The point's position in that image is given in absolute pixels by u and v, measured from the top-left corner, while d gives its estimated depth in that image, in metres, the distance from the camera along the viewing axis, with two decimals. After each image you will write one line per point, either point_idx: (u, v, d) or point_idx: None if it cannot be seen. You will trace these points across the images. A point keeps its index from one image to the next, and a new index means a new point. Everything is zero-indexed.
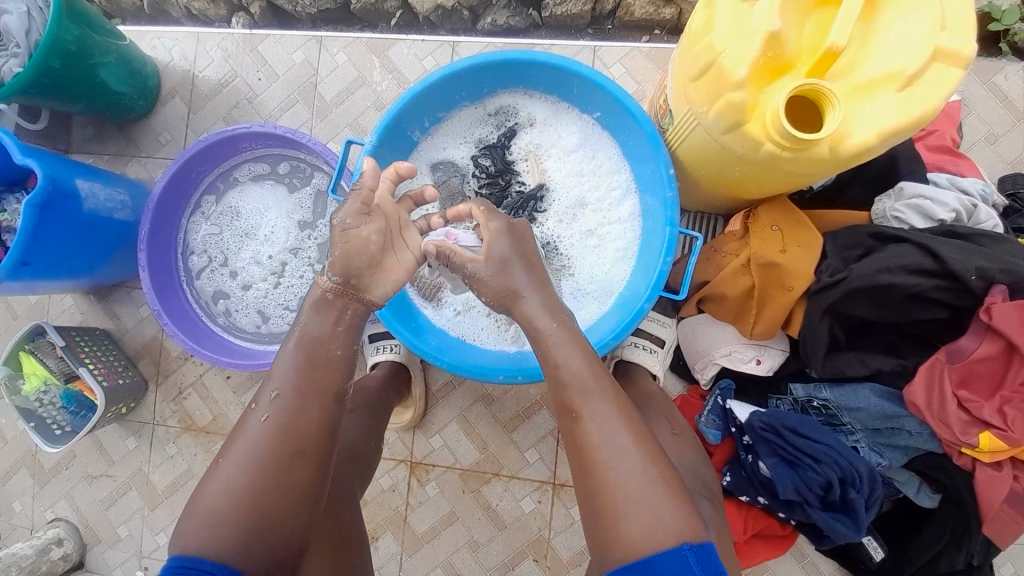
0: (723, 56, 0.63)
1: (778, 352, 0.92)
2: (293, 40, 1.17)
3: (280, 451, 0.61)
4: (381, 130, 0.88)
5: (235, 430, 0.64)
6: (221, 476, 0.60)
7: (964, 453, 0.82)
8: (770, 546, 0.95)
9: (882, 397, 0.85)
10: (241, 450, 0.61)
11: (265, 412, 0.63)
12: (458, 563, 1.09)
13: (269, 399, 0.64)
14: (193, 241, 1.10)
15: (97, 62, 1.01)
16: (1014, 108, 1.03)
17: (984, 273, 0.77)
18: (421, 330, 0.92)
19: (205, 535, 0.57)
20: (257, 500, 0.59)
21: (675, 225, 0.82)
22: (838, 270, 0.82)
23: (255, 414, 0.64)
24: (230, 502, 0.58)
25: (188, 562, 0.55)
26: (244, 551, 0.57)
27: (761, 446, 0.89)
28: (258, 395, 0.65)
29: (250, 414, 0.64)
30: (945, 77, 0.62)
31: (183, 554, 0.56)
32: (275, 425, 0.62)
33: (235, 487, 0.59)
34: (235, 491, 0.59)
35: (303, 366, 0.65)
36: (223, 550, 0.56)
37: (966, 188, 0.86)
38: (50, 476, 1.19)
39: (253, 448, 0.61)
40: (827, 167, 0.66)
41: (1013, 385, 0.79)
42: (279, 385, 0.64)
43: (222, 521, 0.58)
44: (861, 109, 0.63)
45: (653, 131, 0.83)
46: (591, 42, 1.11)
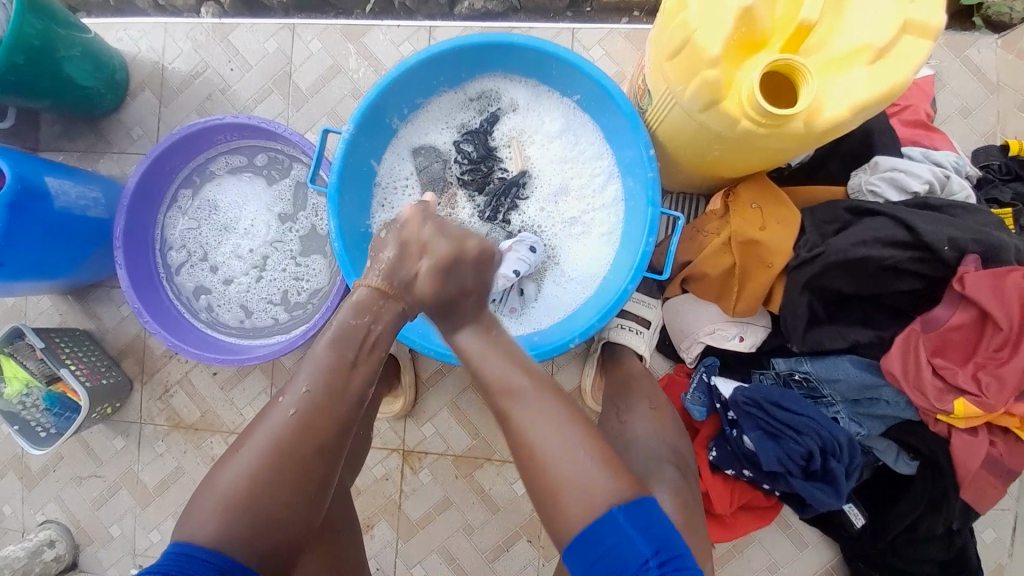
0: (697, 34, 0.63)
1: (761, 328, 0.93)
2: (266, 29, 1.14)
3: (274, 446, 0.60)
4: (359, 118, 0.86)
5: (259, 417, 0.63)
6: (235, 468, 0.59)
7: (940, 419, 0.84)
8: (754, 517, 0.98)
9: (860, 368, 0.87)
10: (257, 441, 0.60)
11: (290, 406, 0.61)
12: (454, 547, 1.11)
13: (297, 394, 0.62)
14: (172, 237, 1.08)
15: (63, 56, 0.98)
16: (988, 80, 1.04)
17: (957, 243, 0.79)
18: None
19: (212, 527, 0.57)
20: (263, 494, 0.58)
21: (656, 206, 0.83)
22: (816, 245, 0.83)
23: (281, 405, 0.62)
24: (242, 495, 0.58)
25: (189, 550, 0.55)
26: (250, 540, 0.57)
27: (745, 420, 0.90)
28: (285, 389, 0.63)
29: (276, 405, 0.62)
30: (916, 49, 0.62)
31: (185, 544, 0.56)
32: (300, 418, 0.61)
33: (250, 478, 0.58)
34: (250, 482, 0.58)
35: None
36: (229, 541, 0.56)
37: (940, 160, 0.88)
38: (37, 479, 1.18)
39: (270, 439, 0.60)
40: (803, 142, 0.67)
41: (987, 352, 0.81)
42: (308, 380, 0.63)
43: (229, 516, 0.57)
44: (834, 83, 0.63)
45: (633, 112, 0.83)
46: (569, 24, 1.10)
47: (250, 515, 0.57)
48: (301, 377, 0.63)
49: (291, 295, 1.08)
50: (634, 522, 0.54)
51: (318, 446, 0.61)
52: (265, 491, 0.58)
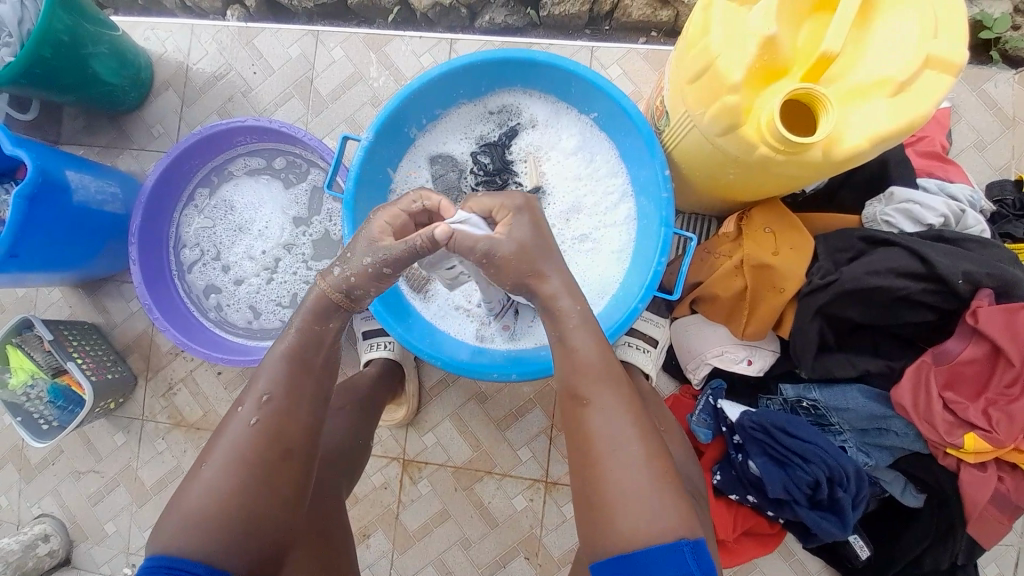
0: (719, 60, 0.64)
1: (769, 353, 0.93)
2: (290, 35, 1.16)
3: (269, 452, 0.61)
4: (378, 126, 0.88)
5: (218, 431, 0.64)
6: (213, 473, 0.60)
7: (949, 453, 0.84)
8: (756, 543, 0.96)
9: (869, 398, 0.87)
10: (222, 453, 0.61)
11: (253, 415, 0.63)
12: (450, 560, 1.10)
13: (268, 399, 0.64)
14: (186, 234, 1.09)
15: (89, 53, 1.00)
16: (1003, 115, 1.05)
17: (971, 277, 0.78)
18: (404, 317, 0.93)
19: (195, 536, 0.56)
20: (242, 498, 0.59)
21: (670, 225, 0.83)
22: (829, 272, 0.83)
23: (242, 414, 0.63)
24: (218, 503, 0.58)
25: (169, 562, 0.55)
26: (231, 549, 0.57)
27: (751, 445, 0.90)
28: (243, 397, 0.65)
29: (236, 415, 0.64)
30: (935, 83, 0.63)
31: (165, 554, 0.55)
32: (263, 427, 0.62)
33: (221, 488, 0.59)
34: (225, 490, 0.59)
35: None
36: (209, 549, 0.56)
37: (954, 193, 0.88)
38: (36, 471, 1.18)
39: (235, 448, 0.61)
40: (820, 170, 0.67)
41: (999, 388, 0.80)
42: (268, 388, 0.65)
43: (219, 519, 0.57)
44: (854, 113, 0.64)
45: (650, 132, 0.84)
46: (588, 42, 1.12)
47: (231, 521, 0.58)
48: (261, 381, 0.65)
49: (300, 298, 1.08)
50: (699, 563, 0.56)
51: (284, 449, 0.63)
52: (243, 496, 0.59)
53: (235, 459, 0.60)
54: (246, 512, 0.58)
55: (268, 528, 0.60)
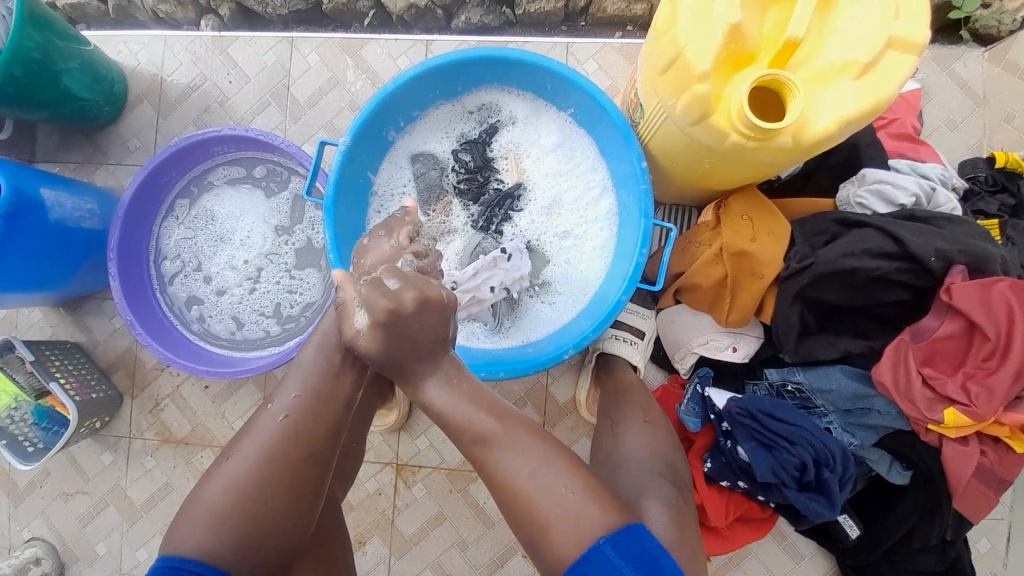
0: (687, 50, 0.65)
1: (753, 339, 0.94)
2: (264, 42, 1.16)
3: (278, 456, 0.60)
4: (356, 130, 0.87)
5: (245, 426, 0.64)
6: (229, 471, 0.59)
7: (931, 429, 0.85)
8: (750, 528, 0.97)
9: (852, 377, 0.88)
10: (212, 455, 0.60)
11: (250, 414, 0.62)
12: (448, 563, 1.09)
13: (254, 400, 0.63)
14: (167, 246, 1.08)
15: (61, 69, 0.99)
16: (971, 96, 1.07)
17: (943, 255, 0.80)
18: None
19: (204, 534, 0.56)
20: (252, 500, 0.58)
21: (648, 217, 0.84)
22: (806, 256, 0.85)
23: (270, 411, 0.64)
24: (231, 501, 0.58)
25: (179, 564, 0.54)
26: (238, 552, 0.56)
27: (738, 431, 0.91)
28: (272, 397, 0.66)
29: (265, 411, 0.64)
30: (898, 65, 0.64)
31: (173, 556, 0.55)
32: (289, 423, 0.62)
33: (236, 484, 0.59)
34: (243, 487, 0.58)
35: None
36: (215, 549, 0.56)
37: (926, 173, 0.90)
38: (23, 495, 1.16)
39: (267, 448, 0.61)
40: (791, 155, 0.68)
41: (976, 361, 0.82)
42: (298, 386, 0.66)
43: (229, 519, 0.57)
44: (821, 97, 0.65)
45: (626, 125, 0.85)
46: (564, 39, 1.12)
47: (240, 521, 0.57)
48: (299, 391, 0.64)
49: (284, 308, 1.07)
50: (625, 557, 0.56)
51: (306, 453, 0.62)
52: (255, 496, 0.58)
53: (251, 462, 0.60)
54: (251, 516, 0.58)
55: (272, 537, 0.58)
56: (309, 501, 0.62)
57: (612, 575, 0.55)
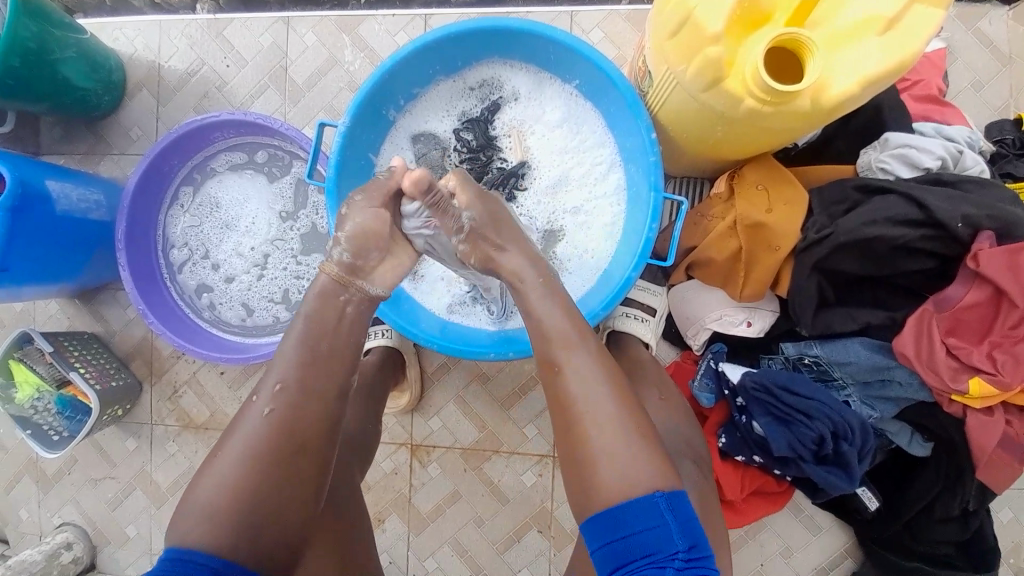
0: (698, 11, 0.61)
1: (768, 313, 0.92)
2: (259, 23, 1.13)
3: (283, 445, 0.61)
4: (355, 111, 0.85)
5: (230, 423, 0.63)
6: (226, 466, 0.60)
7: (955, 400, 0.83)
8: (766, 502, 0.97)
9: (872, 349, 0.85)
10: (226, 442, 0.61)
11: (261, 404, 0.62)
12: (465, 539, 1.11)
13: (264, 388, 0.63)
14: (174, 235, 1.08)
15: (57, 59, 0.97)
16: (1001, 51, 1.01)
17: (970, 220, 0.77)
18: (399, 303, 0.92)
19: (208, 528, 0.57)
20: (254, 491, 0.58)
21: (659, 191, 0.81)
22: (824, 226, 0.81)
23: (256, 406, 0.62)
24: (230, 498, 0.58)
25: (184, 555, 0.56)
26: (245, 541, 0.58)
27: (754, 406, 0.89)
28: (258, 387, 0.64)
29: (252, 405, 0.63)
30: (927, 18, 0.60)
31: (180, 547, 0.56)
32: (276, 417, 0.61)
33: (232, 482, 0.59)
34: (242, 486, 0.58)
35: (288, 353, 0.65)
36: (221, 543, 0.57)
37: (952, 134, 0.85)
38: (53, 481, 1.20)
39: (279, 434, 0.61)
40: (808, 120, 0.65)
41: (1003, 330, 0.79)
42: (282, 376, 0.63)
43: (234, 511, 0.58)
44: (842, 57, 0.61)
45: (633, 95, 0.81)
46: (568, 7, 1.08)
47: (244, 514, 0.58)
48: (309, 376, 0.64)
49: (292, 294, 1.07)
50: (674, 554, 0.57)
51: (299, 442, 0.61)
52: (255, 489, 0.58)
53: (245, 453, 0.60)
54: (257, 507, 0.58)
55: (283, 523, 0.60)
56: (313, 484, 0.62)
57: (659, 524, 0.57)
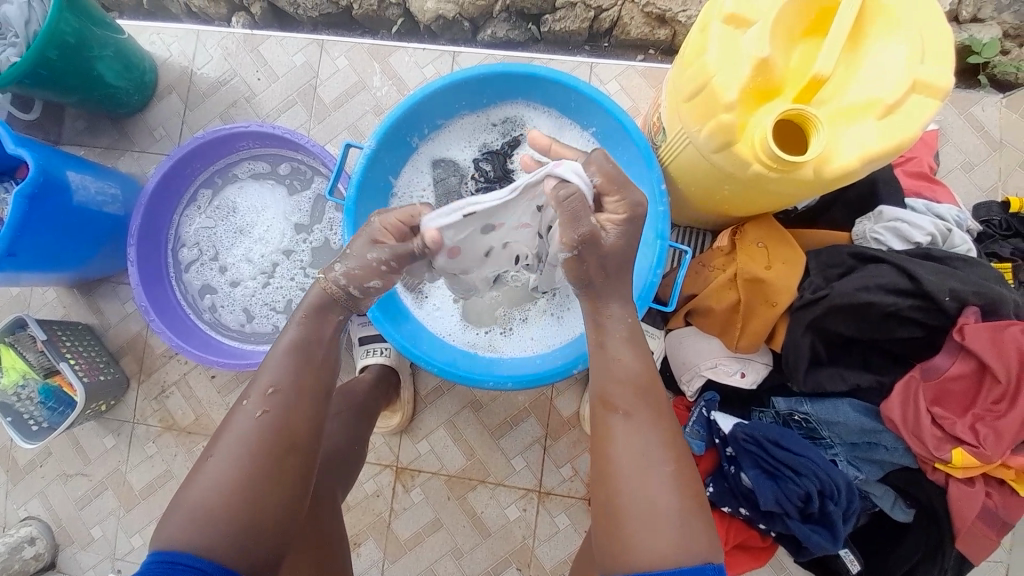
0: (715, 79, 0.66)
1: (761, 366, 0.94)
2: (294, 43, 1.18)
3: (282, 455, 0.61)
4: (381, 135, 0.89)
5: (223, 426, 0.64)
6: (217, 467, 0.60)
7: (938, 468, 0.85)
8: (750, 556, 0.97)
9: (859, 411, 0.88)
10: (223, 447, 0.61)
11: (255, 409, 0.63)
12: (441, 570, 1.09)
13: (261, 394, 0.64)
14: (185, 234, 1.10)
15: (95, 56, 1.02)
16: (989, 137, 1.08)
17: (957, 295, 0.81)
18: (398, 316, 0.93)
19: (193, 531, 0.56)
20: (247, 491, 0.59)
21: (664, 239, 0.84)
22: (821, 287, 0.85)
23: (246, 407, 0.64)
24: (218, 499, 0.58)
25: (171, 558, 0.55)
26: (242, 546, 0.57)
27: (744, 458, 0.91)
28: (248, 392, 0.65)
29: (242, 409, 0.64)
30: (923, 106, 0.65)
31: (167, 550, 0.55)
32: (271, 418, 0.63)
33: (216, 487, 0.59)
34: (234, 489, 0.59)
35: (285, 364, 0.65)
36: (213, 547, 0.56)
37: (942, 213, 0.91)
38: (23, 473, 1.16)
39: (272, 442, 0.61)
40: (812, 188, 0.69)
41: (986, 404, 0.82)
42: (273, 381, 0.65)
43: (229, 511, 0.58)
44: (844, 134, 0.66)
45: (648, 148, 0.85)
46: (588, 58, 1.14)
47: (237, 513, 0.58)
48: None
49: (295, 305, 1.08)
50: None
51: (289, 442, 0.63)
52: (248, 491, 0.59)
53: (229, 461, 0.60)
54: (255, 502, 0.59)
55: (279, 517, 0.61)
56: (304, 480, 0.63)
57: None
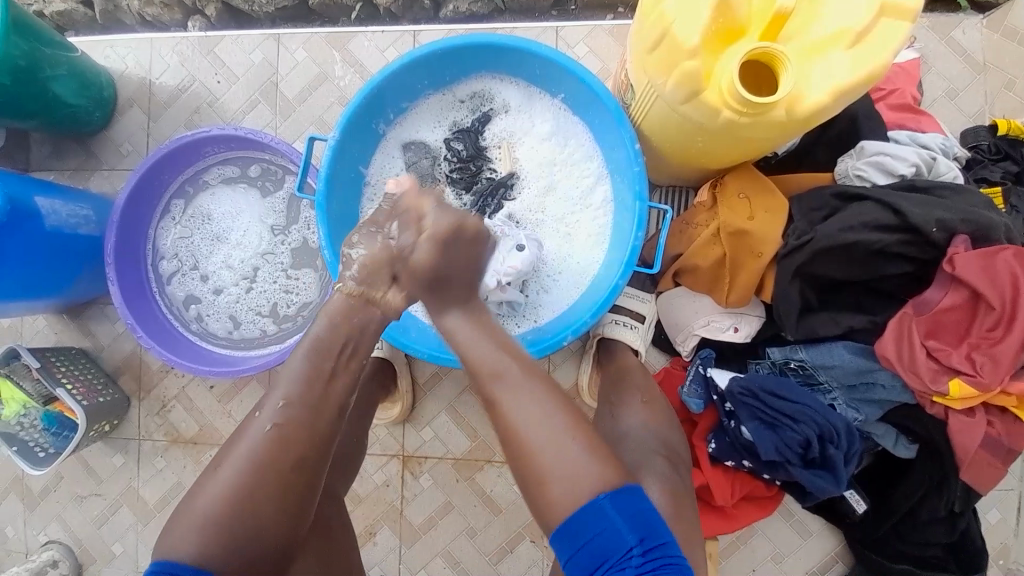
0: (675, 26, 0.63)
1: (754, 318, 0.93)
2: (250, 40, 1.14)
3: (271, 459, 0.61)
4: (344, 124, 0.86)
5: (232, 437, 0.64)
6: (227, 472, 0.60)
7: (937, 401, 0.84)
8: (755, 506, 0.98)
9: (855, 353, 0.87)
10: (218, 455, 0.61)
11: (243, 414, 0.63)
12: (458, 551, 1.10)
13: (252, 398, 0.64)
14: (164, 246, 1.08)
15: (48, 76, 0.98)
16: (973, 61, 1.05)
17: (945, 225, 0.79)
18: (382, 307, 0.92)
19: (193, 538, 0.57)
20: (241, 504, 0.59)
21: (643, 200, 0.82)
22: (805, 232, 0.83)
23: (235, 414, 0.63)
24: (223, 503, 0.58)
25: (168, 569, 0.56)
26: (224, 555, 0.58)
27: (742, 411, 0.90)
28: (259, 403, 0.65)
29: (253, 421, 0.63)
30: (893, 31, 0.63)
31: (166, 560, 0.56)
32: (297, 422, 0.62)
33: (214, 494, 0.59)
34: (241, 501, 0.59)
35: None
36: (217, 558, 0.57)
37: (926, 142, 0.88)
38: (39, 499, 1.18)
39: (263, 449, 0.61)
40: (785, 129, 0.67)
41: (981, 332, 0.81)
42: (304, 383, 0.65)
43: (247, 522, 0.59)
44: (814, 69, 0.64)
45: (617, 107, 0.83)
46: (553, 23, 1.11)
47: (233, 524, 0.58)
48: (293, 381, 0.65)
49: (281, 307, 1.08)
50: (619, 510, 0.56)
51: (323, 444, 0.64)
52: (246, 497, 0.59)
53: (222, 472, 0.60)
54: (248, 517, 0.59)
55: (279, 530, 0.61)
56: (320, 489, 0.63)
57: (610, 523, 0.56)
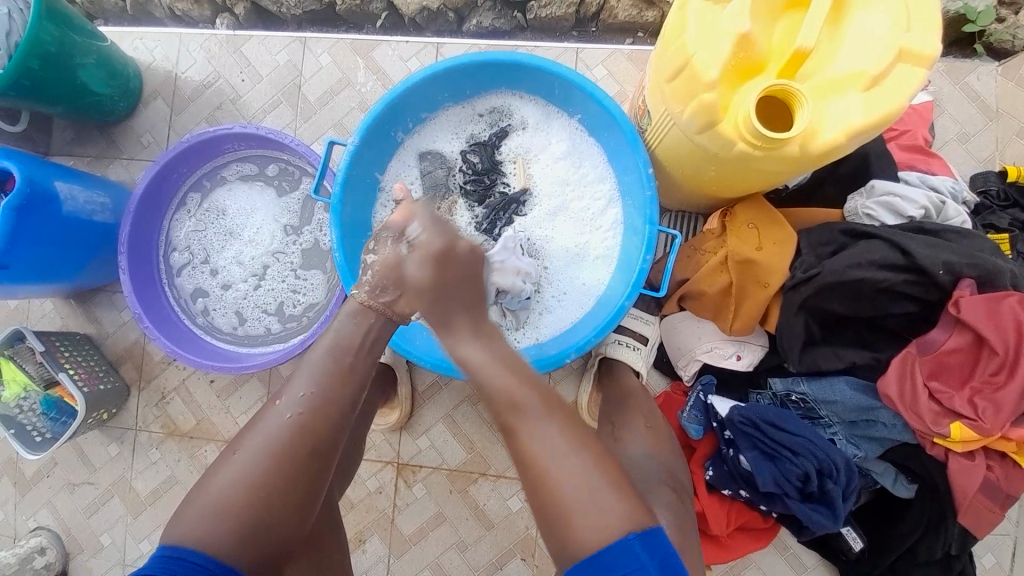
0: (695, 58, 0.65)
1: (757, 348, 0.93)
2: (277, 42, 1.17)
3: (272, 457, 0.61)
4: (364, 131, 0.88)
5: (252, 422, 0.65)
6: (234, 465, 0.60)
7: (937, 443, 0.84)
8: (751, 538, 0.97)
9: (857, 389, 0.87)
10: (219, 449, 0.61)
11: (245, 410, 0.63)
12: (446, 563, 1.10)
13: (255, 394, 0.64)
14: (176, 238, 1.10)
15: (77, 64, 1.01)
16: (986, 107, 1.06)
17: (951, 268, 0.80)
18: None
19: (190, 531, 0.57)
20: (240, 502, 0.59)
21: (654, 224, 0.84)
22: (812, 266, 0.84)
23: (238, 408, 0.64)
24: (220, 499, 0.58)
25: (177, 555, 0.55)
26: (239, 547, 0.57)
27: (741, 440, 0.90)
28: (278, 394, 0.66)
29: (271, 409, 0.64)
30: (909, 76, 0.64)
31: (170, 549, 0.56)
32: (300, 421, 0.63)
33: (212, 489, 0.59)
34: (241, 498, 0.59)
35: None
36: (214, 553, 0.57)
37: (936, 184, 0.89)
38: (31, 483, 1.18)
39: (265, 446, 0.61)
40: (798, 165, 0.68)
41: (984, 376, 0.81)
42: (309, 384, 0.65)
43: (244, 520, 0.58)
44: (829, 108, 0.65)
45: (633, 131, 0.84)
46: (574, 44, 1.13)
47: (233, 521, 0.58)
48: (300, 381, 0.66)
49: (286, 307, 1.08)
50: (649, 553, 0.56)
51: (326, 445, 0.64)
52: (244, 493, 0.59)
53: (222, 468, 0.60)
54: (250, 515, 0.59)
55: (285, 528, 0.60)
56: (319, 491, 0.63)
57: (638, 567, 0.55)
